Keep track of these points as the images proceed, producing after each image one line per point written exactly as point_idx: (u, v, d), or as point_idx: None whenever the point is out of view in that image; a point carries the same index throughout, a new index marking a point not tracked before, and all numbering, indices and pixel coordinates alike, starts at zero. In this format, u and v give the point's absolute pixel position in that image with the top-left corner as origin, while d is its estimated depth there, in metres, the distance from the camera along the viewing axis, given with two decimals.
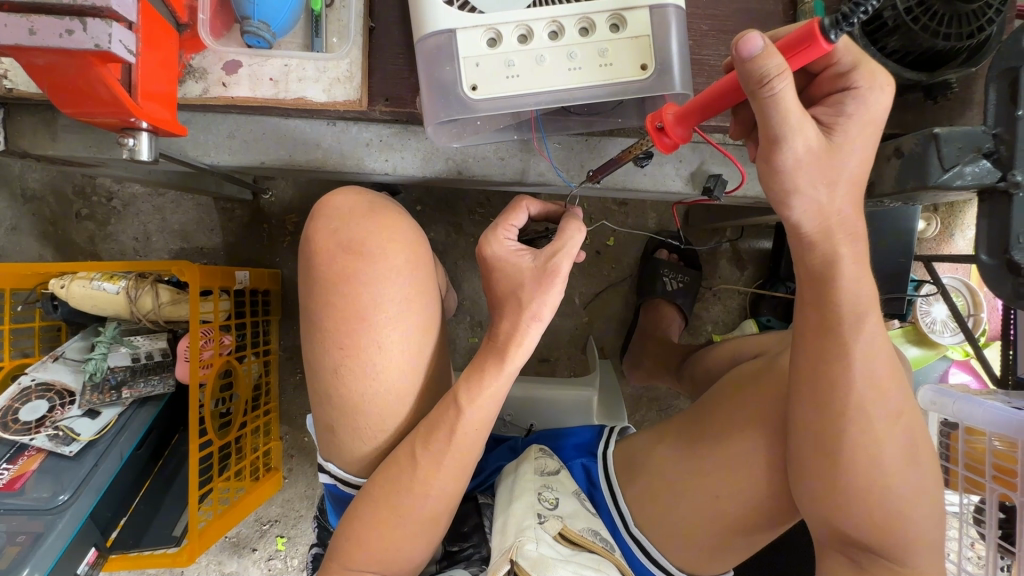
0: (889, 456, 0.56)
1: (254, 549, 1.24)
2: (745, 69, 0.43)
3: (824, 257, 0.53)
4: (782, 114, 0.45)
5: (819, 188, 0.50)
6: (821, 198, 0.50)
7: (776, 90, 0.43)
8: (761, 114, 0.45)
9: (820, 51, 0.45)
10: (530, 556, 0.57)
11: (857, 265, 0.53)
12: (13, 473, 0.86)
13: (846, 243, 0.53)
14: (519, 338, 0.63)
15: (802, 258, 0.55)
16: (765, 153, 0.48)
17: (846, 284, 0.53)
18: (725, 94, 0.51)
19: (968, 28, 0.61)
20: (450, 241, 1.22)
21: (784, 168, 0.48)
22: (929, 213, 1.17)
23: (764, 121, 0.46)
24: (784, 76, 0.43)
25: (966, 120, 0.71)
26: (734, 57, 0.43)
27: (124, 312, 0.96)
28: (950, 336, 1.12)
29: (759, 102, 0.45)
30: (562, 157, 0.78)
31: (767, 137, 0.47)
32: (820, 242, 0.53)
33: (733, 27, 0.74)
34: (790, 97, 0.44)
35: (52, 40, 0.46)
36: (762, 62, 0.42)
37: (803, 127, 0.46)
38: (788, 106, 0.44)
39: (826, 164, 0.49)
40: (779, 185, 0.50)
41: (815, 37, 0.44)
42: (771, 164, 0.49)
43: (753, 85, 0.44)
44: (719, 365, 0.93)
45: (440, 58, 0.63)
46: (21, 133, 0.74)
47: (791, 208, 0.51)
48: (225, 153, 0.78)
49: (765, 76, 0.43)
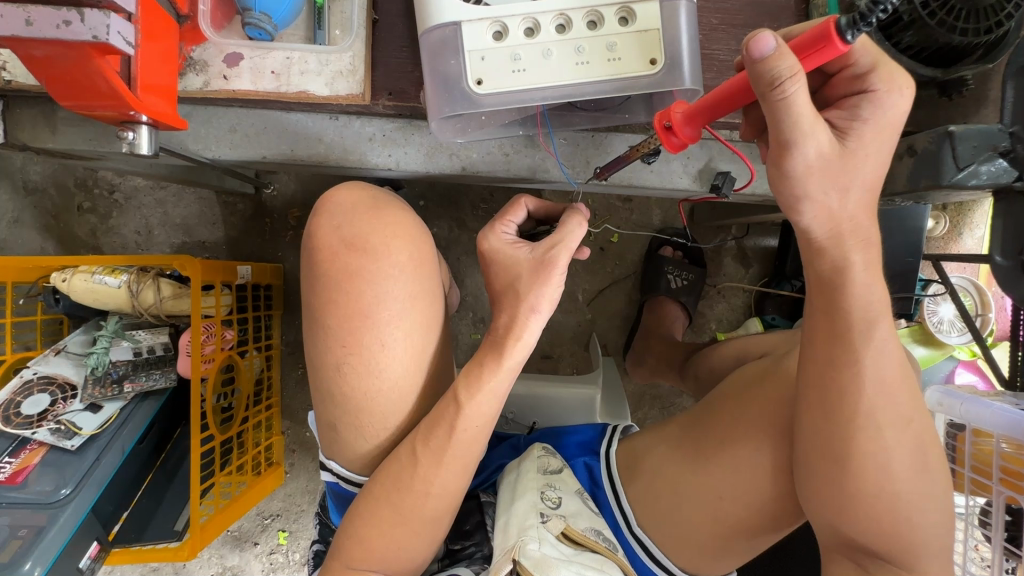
0: (898, 462, 0.55)
1: (256, 543, 1.25)
2: (756, 70, 0.42)
3: (834, 263, 0.52)
4: (795, 117, 0.44)
5: (829, 193, 0.48)
6: (832, 204, 0.49)
7: (788, 93, 0.42)
8: (772, 118, 0.44)
9: (835, 52, 0.44)
10: (533, 556, 0.57)
11: (869, 270, 0.52)
12: (15, 467, 0.86)
13: (858, 248, 0.52)
14: (518, 332, 0.62)
15: (811, 264, 0.54)
16: (775, 158, 0.47)
17: (858, 288, 0.52)
18: (737, 94, 0.50)
19: (985, 23, 0.59)
20: (453, 236, 1.21)
21: (794, 173, 0.47)
22: (937, 211, 1.16)
23: (773, 125, 0.45)
24: (795, 79, 0.42)
25: (981, 118, 0.70)
26: (745, 58, 0.42)
27: (125, 306, 0.96)
28: (957, 336, 1.11)
29: (770, 106, 0.44)
30: (568, 153, 0.77)
31: (777, 141, 0.45)
32: (831, 247, 0.51)
33: (744, 21, 0.72)
34: (802, 100, 0.43)
35: (48, 31, 0.45)
36: (775, 63, 0.41)
37: (814, 131, 0.45)
38: (801, 110, 0.43)
39: (836, 169, 0.47)
40: (789, 191, 0.48)
41: (831, 38, 0.43)
42: (781, 169, 0.47)
43: (764, 87, 0.43)
44: (724, 364, 0.92)
45: (445, 51, 0.62)
46: (21, 125, 0.73)
47: (801, 214, 0.50)
48: (225, 147, 0.77)
49: (777, 79, 0.42)
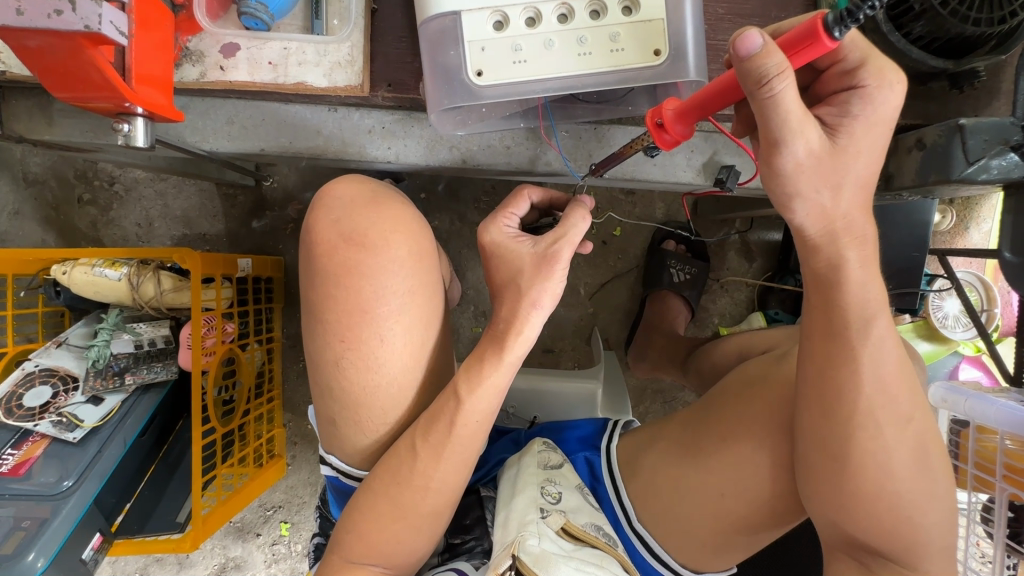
0: (899, 461, 0.54)
1: (258, 534, 1.25)
2: (743, 68, 0.41)
3: (830, 261, 0.51)
4: (784, 115, 0.42)
5: (822, 191, 0.47)
6: (824, 202, 0.48)
7: (776, 91, 0.41)
8: (761, 116, 0.43)
9: (823, 49, 0.43)
10: (533, 552, 0.56)
11: (865, 267, 0.51)
12: (18, 459, 0.86)
13: (854, 245, 0.51)
14: (518, 325, 0.61)
15: (807, 261, 0.53)
16: (765, 156, 0.46)
17: (853, 286, 0.52)
18: (726, 92, 0.48)
19: (998, 13, 0.58)
20: (455, 229, 1.20)
21: (785, 171, 0.46)
22: (944, 205, 1.14)
23: (762, 123, 0.44)
24: (783, 75, 0.40)
25: (991, 110, 0.69)
26: (732, 56, 0.41)
27: (126, 299, 0.96)
28: (962, 331, 1.09)
29: (758, 104, 0.42)
30: (570, 146, 0.76)
31: (767, 139, 0.44)
32: (825, 245, 0.51)
33: (750, 11, 0.71)
34: (791, 98, 0.42)
35: (39, 20, 0.44)
36: (762, 61, 0.40)
37: (804, 129, 0.44)
38: (789, 108, 0.42)
39: (828, 167, 0.46)
40: (781, 189, 0.48)
41: (818, 35, 0.42)
42: (771, 167, 0.46)
43: (751, 86, 0.42)
44: (726, 359, 0.91)
45: (444, 42, 0.61)
46: (17, 116, 0.73)
47: (793, 212, 0.49)
48: (224, 140, 0.77)
49: (765, 76, 0.40)
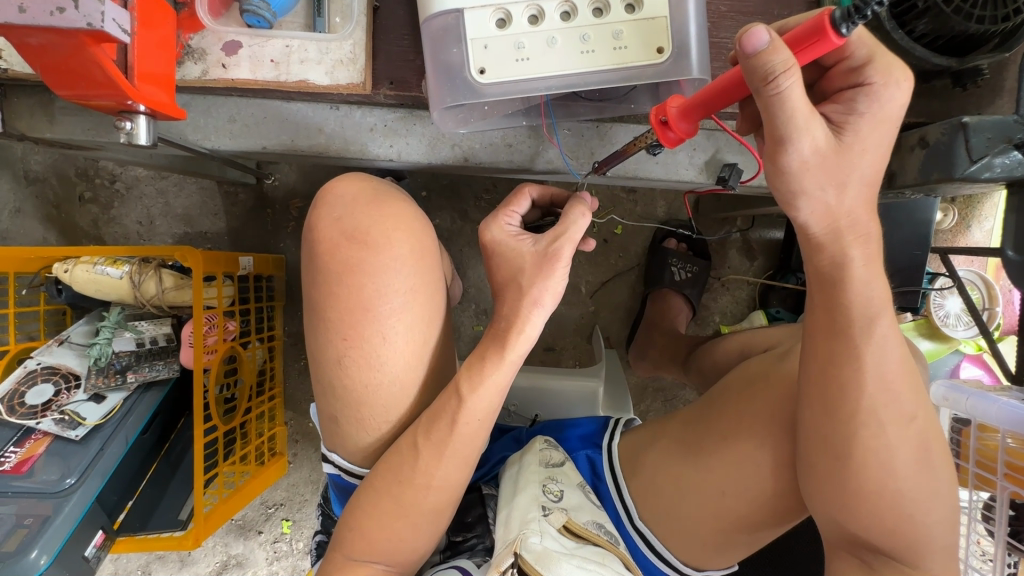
0: (901, 459, 0.54)
1: (260, 532, 1.25)
2: (749, 65, 0.41)
3: (834, 259, 0.51)
4: (789, 113, 0.42)
5: (826, 188, 0.48)
6: (829, 199, 0.48)
7: (782, 88, 0.41)
8: (767, 113, 0.43)
9: (830, 45, 0.43)
10: (534, 550, 0.56)
11: (869, 265, 0.51)
12: (20, 456, 0.87)
13: (858, 243, 0.51)
14: (520, 324, 0.61)
15: (810, 259, 0.53)
16: (770, 154, 0.46)
17: (857, 284, 0.52)
18: (730, 89, 0.48)
19: (1002, 10, 0.58)
20: (456, 227, 1.20)
21: (790, 169, 0.46)
22: (946, 204, 1.14)
23: (768, 120, 0.44)
24: (789, 73, 0.40)
25: (995, 108, 0.69)
26: (738, 53, 0.41)
27: (127, 297, 0.96)
28: (964, 329, 1.09)
29: (764, 101, 0.42)
30: (572, 144, 0.76)
31: (772, 136, 0.44)
32: (829, 243, 0.51)
33: (752, 9, 0.71)
34: (796, 95, 0.42)
35: (42, 18, 0.44)
36: (768, 57, 0.40)
37: (809, 127, 0.44)
38: (795, 105, 0.42)
39: (833, 165, 0.46)
40: (785, 187, 0.48)
41: (824, 32, 0.42)
42: (776, 165, 0.46)
43: (757, 83, 0.41)
44: (727, 357, 0.91)
45: (446, 40, 0.61)
46: (18, 114, 0.73)
47: (798, 210, 0.49)
48: (225, 138, 0.77)
49: (771, 74, 0.40)
